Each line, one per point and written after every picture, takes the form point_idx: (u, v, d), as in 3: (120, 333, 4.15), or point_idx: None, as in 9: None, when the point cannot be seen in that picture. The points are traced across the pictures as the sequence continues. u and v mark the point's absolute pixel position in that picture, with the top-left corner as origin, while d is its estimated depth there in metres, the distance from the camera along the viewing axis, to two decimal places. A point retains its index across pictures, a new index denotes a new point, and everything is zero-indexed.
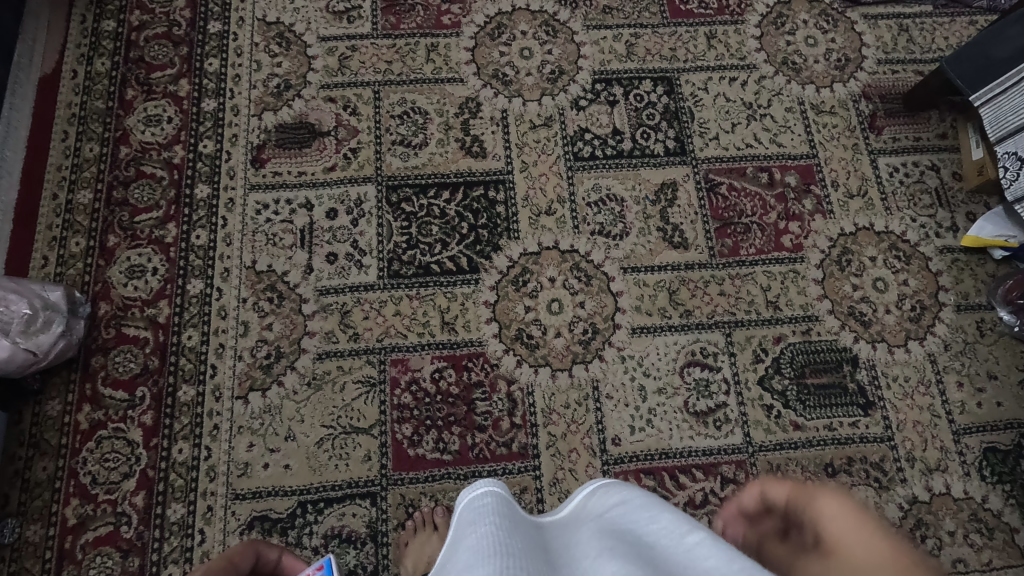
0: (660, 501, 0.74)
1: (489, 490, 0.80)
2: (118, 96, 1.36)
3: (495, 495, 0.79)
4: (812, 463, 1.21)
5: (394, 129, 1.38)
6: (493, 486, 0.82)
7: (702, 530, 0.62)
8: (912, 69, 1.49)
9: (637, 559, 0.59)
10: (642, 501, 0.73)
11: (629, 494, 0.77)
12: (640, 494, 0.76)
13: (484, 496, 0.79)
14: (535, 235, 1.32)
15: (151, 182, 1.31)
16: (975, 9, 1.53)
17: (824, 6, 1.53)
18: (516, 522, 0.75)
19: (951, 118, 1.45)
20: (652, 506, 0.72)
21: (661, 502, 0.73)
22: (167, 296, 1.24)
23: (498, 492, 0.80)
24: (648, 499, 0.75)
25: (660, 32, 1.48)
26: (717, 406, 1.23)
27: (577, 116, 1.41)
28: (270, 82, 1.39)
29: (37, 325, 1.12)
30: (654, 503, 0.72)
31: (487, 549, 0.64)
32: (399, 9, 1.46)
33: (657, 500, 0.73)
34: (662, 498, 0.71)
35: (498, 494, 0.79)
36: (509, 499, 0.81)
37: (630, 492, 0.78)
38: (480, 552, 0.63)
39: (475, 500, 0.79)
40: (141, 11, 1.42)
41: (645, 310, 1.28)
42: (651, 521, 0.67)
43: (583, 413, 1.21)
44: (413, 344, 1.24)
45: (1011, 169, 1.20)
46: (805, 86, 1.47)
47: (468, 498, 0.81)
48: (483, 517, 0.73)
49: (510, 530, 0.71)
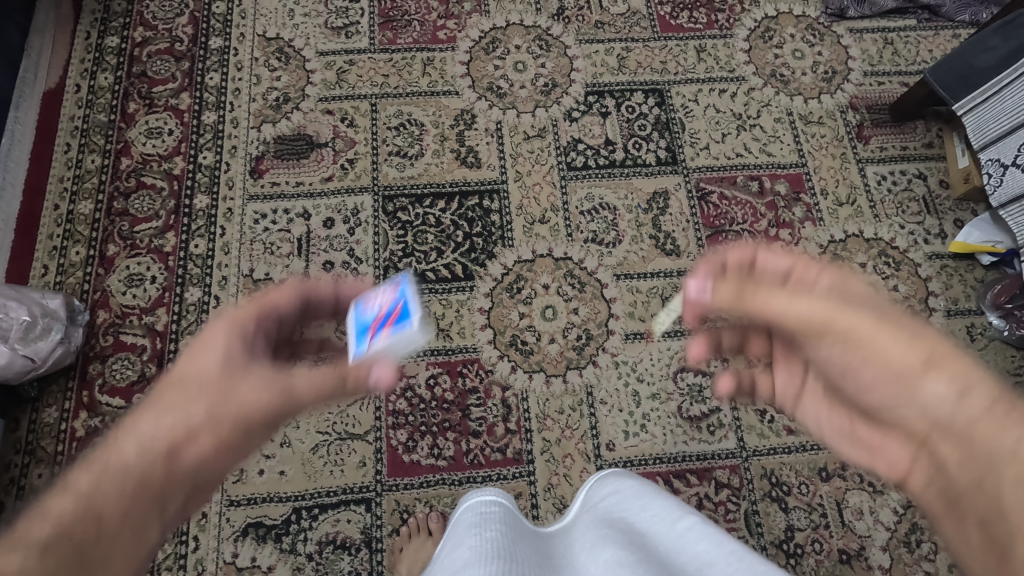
0: (652, 489, 0.76)
1: (497, 502, 0.82)
2: (120, 109, 1.39)
3: (503, 506, 0.81)
4: (806, 468, 1.21)
5: (390, 140, 1.40)
6: (504, 502, 0.84)
7: (692, 516, 0.65)
8: (897, 80, 1.52)
9: (634, 544, 0.61)
10: (634, 489, 0.75)
11: (622, 482, 0.79)
12: (631, 482, 0.78)
13: (492, 506, 0.80)
14: (529, 243, 1.33)
15: (151, 192, 1.33)
16: (958, 23, 1.56)
17: (811, 20, 1.57)
18: (519, 529, 0.75)
19: (937, 128, 1.47)
20: (644, 493, 0.74)
21: (652, 490, 0.75)
22: (166, 304, 1.26)
23: (505, 505, 0.82)
24: (640, 487, 0.77)
25: (651, 45, 1.52)
26: (711, 411, 1.24)
27: (570, 127, 1.43)
28: (269, 95, 1.42)
29: (36, 332, 1.13)
30: (645, 491, 0.74)
31: (490, 549, 0.64)
32: (397, 25, 1.49)
33: (650, 488, 0.76)
34: (656, 488, 0.73)
35: (504, 505, 0.81)
36: (513, 508, 0.82)
37: (622, 480, 0.80)
38: (483, 551, 0.64)
39: (482, 507, 0.80)
40: (145, 28, 1.46)
41: (638, 316, 1.29)
42: (644, 509, 0.69)
43: (578, 418, 1.22)
44: (408, 351, 1.25)
45: (994, 175, 1.23)
46: (793, 97, 1.50)
47: (476, 504, 0.82)
48: (488, 523, 0.73)
49: (512, 534, 0.71)
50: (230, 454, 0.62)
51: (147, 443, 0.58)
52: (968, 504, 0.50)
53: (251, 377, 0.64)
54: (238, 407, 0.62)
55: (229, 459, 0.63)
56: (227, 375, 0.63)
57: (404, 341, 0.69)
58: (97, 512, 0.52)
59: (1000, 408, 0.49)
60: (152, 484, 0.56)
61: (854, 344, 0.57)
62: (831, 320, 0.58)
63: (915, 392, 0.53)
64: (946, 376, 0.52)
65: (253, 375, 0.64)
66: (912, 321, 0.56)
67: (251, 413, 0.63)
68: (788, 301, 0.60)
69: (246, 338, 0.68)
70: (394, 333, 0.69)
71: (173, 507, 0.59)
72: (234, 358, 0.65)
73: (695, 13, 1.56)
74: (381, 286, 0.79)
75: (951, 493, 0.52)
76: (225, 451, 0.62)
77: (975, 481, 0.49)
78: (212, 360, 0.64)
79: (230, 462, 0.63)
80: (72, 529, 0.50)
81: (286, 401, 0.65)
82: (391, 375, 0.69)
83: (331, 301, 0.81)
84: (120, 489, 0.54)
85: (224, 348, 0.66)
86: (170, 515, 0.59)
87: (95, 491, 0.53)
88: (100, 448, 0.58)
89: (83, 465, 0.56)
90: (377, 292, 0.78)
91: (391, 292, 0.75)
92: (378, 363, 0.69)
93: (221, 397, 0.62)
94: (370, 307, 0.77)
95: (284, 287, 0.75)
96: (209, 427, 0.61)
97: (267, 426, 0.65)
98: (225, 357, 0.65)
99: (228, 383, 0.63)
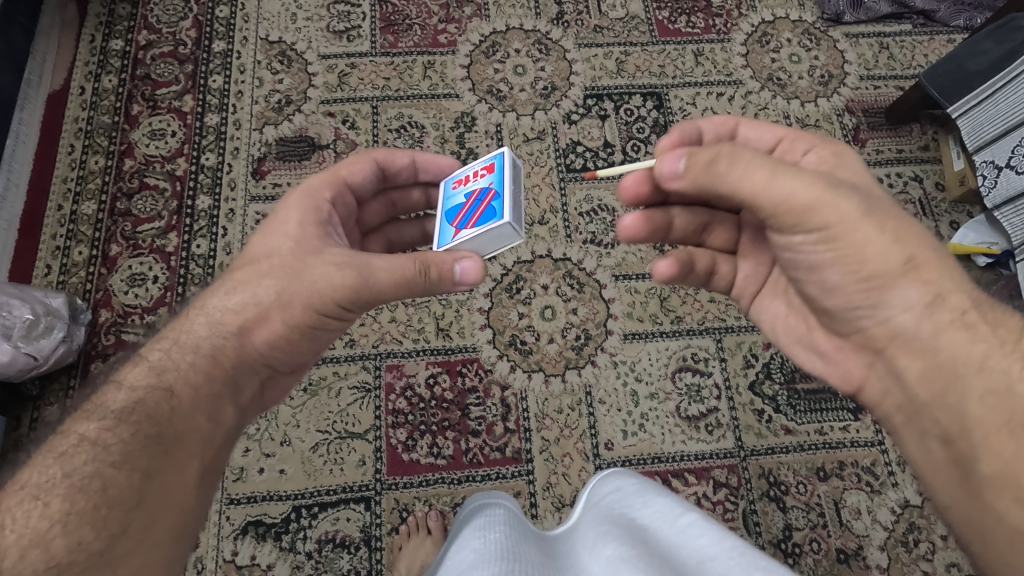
0: (652, 486, 0.76)
1: (502, 505, 0.83)
2: (124, 111, 1.41)
3: (507, 509, 0.82)
4: (804, 468, 1.21)
5: (391, 142, 1.42)
6: (507, 504, 0.85)
7: (693, 511, 0.65)
8: (893, 84, 1.54)
9: (635, 538, 0.62)
10: (635, 486, 0.76)
11: (623, 480, 0.80)
12: (633, 480, 0.78)
13: (497, 508, 0.81)
14: (528, 244, 1.34)
15: (154, 193, 1.35)
16: (953, 28, 1.58)
17: (808, 25, 1.59)
18: (524, 532, 0.76)
19: (933, 131, 1.49)
20: (645, 490, 0.75)
21: (653, 487, 0.75)
22: (167, 303, 1.27)
23: (511, 508, 0.83)
24: (640, 484, 0.78)
25: (649, 49, 1.53)
26: (709, 411, 1.25)
27: (569, 130, 1.45)
28: (272, 97, 1.44)
29: (38, 331, 1.14)
30: (646, 488, 0.75)
31: (495, 551, 0.64)
32: (398, 29, 1.51)
33: (650, 486, 0.76)
34: (656, 484, 0.73)
35: (509, 508, 0.82)
36: (517, 511, 0.83)
37: (624, 479, 0.80)
38: (489, 553, 0.64)
39: (488, 509, 0.81)
40: (149, 31, 1.47)
41: (636, 316, 1.30)
42: (645, 505, 0.70)
43: (577, 417, 1.23)
44: (408, 350, 1.25)
45: (988, 177, 1.24)
46: (790, 101, 1.51)
47: (482, 508, 0.83)
48: (493, 524, 0.74)
49: (516, 535, 0.72)
50: (301, 334, 0.73)
51: (218, 327, 0.70)
52: (926, 412, 0.65)
53: (323, 262, 0.70)
54: (307, 292, 0.70)
55: (293, 345, 0.74)
56: (302, 261, 0.71)
57: (497, 237, 0.74)
58: (169, 390, 0.64)
59: (963, 318, 0.62)
60: (225, 363, 0.70)
61: (833, 238, 0.63)
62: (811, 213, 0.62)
63: (890, 302, 0.64)
64: (918, 283, 0.63)
65: (325, 260, 0.70)
66: (904, 224, 0.63)
67: (320, 299, 0.70)
68: (769, 181, 0.61)
69: (326, 219, 0.77)
70: (480, 229, 0.73)
71: (243, 383, 0.72)
72: (309, 240, 0.73)
73: (693, 17, 1.57)
74: (476, 167, 0.81)
75: (905, 399, 0.68)
76: (292, 332, 0.72)
77: (938, 391, 0.63)
78: (287, 241, 0.73)
79: (301, 343, 0.74)
80: (147, 402, 0.62)
81: (361, 288, 0.69)
82: (478, 274, 0.71)
83: (407, 173, 0.89)
84: (189, 369, 0.66)
85: (307, 226, 0.74)
86: (239, 395, 0.71)
87: (167, 372, 0.65)
88: (174, 327, 0.71)
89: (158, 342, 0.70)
90: (473, 172, 0.81)
91: (487, 176, 0.77)
92: (464, 257, 0.71)
93: (294, 280, 0.70)
94: (463, 186, 0.80)
95: (361, 157, 0.85)
96: (277, 310, 0.71)
97: (342, 308, 0.71)
98: (297, 236, 0.73)
99: (299, 267, 0.71)
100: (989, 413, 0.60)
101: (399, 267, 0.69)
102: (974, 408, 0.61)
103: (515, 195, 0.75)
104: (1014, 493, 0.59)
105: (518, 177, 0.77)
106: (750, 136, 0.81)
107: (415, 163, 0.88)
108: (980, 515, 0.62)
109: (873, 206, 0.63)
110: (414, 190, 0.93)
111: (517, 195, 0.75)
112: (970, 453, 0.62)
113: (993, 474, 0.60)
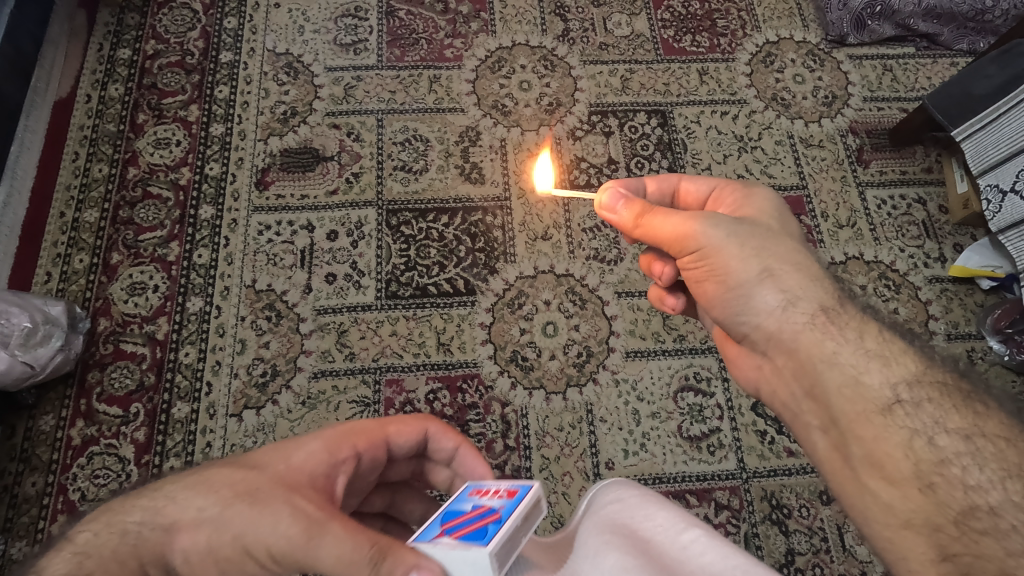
0: (653, 494, 0.70)
1: None
2: (129, 119, 1.41)
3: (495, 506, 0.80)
4: (807, 491, 1.20)
5: (395, 155, 1.42)
6: None
7: (697, 525, 0.62)
8: (896, 106, 1.55)
9: (646, 564, 0.57)
10: (639, 499, 0.68)
11: (623, 490, 0.71)
12: (635, 491, 0.70)
13: None
14: (531, 259, 1.34)
15: (157, 203, 1.34)
16: (956, 51, 1.59)
17: (811, 46, 1.60)
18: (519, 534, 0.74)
19: (936, 153, 1.49)
20: (650, 500, 0.68)
21: (654, 495, 0.69)
22: (167, 313, 1.26)
23: None
24: (642, 493, 0.70)
25: (654, 68, 1.54)
26: (711, 431, 1.23)
27: (573, 146, 1.45)
28: (277, 108, 1.44)
29: (36, 339, 1.14)
30: (650, 499, 0.68)
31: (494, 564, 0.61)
32: (404, 43, 1.52)
33: (650, 491, 0.70)
34: (662, 496, 0.67)
35: None
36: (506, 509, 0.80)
37: (624, 488, 0.72)
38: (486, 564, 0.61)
39: None
40: (157, 41, 1.48)
41: (639, 334, 1.29)
42: (649, 516, 0.64)
43: (578, 436, 1.21)
44: (409, 364, 1.25)
45: (993, 201, 1.24)
46: (794, 121, 1.52)
47: None
48: None
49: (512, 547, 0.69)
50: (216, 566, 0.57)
51: (157, 513, 0.59)
52: (806, 409, 0.71)
53: (290, 501, 0.58)
54: (248, 525, 0.57)
55: None
56: (271, 489, 0.59)
57: (470, 565, 0.49)
58: None
59: (813, 321, 0.70)
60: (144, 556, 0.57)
61: (775, 275, 0.73)
62: (746, 261, 0.74)
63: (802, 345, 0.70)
64: (826, 327, 0.69)
65: (293, 501, 0.58)
66: (801, 259, 0.75)
67: (256, 542, 0.56)
68: (699, 234, 0.76)
69: (334, 460, 0.65)
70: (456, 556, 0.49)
71: None
72: (295, 471, 0.61)
73: (697, 36, 1.59)
74: (506, 484, 0.60)
75: (790, 399, 0.75)
76: (209, 561, 0.57)
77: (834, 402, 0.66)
78: (281, 465, 0.62)
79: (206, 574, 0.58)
80: None
81: (302, 555, 0.55)
82: None
83: (445, 457, 0.77)
84: (109, 556, 0.56)
85: (307, 462, 0.63)
86: None
87: (89, 556, 0.56)
88: (112, 509, 0.61)
89: (92, 521, 0.60)
90: (499, 489, 0.59)
91: (502, 499, 0.56)
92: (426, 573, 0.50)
93: (248, 504, 0.58)
94: (475, 501, 0.58)
95: (415, 419, 0.74)
96: (210, 529, 0.57)
97: (272, 561, 0.56)
98: (291, 466, 0.62)
99: (265, 496, 0.58)
100: (848, 404, 0.65)
101: (350, 542, 0.54)
102: (835, 400, 0.66)
103: (516, 534, 0.51)
104: (881, 471, 0.62)
105: (534, 517, 0.53)
106: (690, 189, 0.90)
107: (458, 452, 0.76)
108: (860, 499, 0.64)
109: (805, 262, 0.74)
110: (440, 471, 0.79)
111: (522, 533, 0.51)
112: (843, 440, 0.66)
113: (863, 456, 0.63)
